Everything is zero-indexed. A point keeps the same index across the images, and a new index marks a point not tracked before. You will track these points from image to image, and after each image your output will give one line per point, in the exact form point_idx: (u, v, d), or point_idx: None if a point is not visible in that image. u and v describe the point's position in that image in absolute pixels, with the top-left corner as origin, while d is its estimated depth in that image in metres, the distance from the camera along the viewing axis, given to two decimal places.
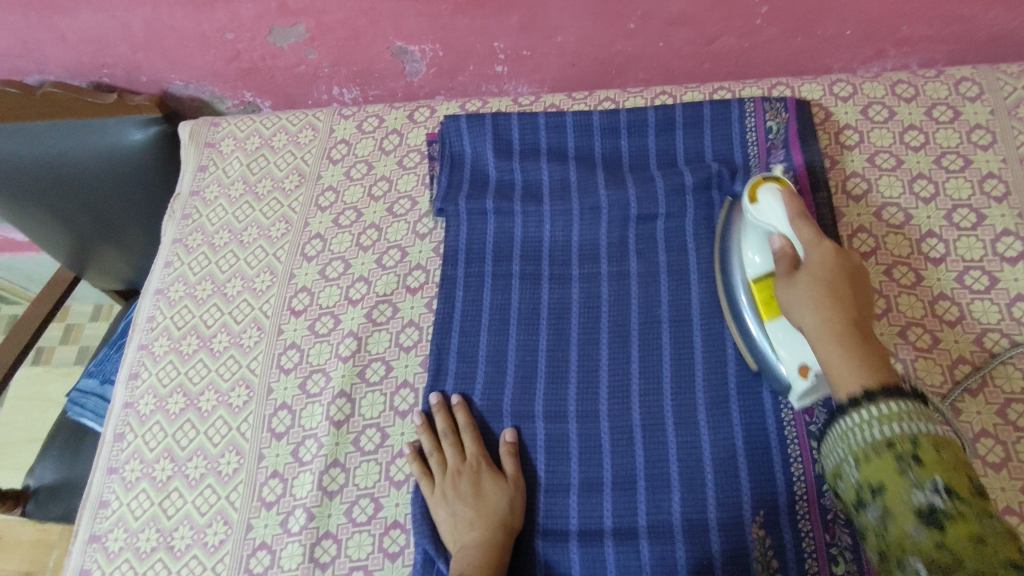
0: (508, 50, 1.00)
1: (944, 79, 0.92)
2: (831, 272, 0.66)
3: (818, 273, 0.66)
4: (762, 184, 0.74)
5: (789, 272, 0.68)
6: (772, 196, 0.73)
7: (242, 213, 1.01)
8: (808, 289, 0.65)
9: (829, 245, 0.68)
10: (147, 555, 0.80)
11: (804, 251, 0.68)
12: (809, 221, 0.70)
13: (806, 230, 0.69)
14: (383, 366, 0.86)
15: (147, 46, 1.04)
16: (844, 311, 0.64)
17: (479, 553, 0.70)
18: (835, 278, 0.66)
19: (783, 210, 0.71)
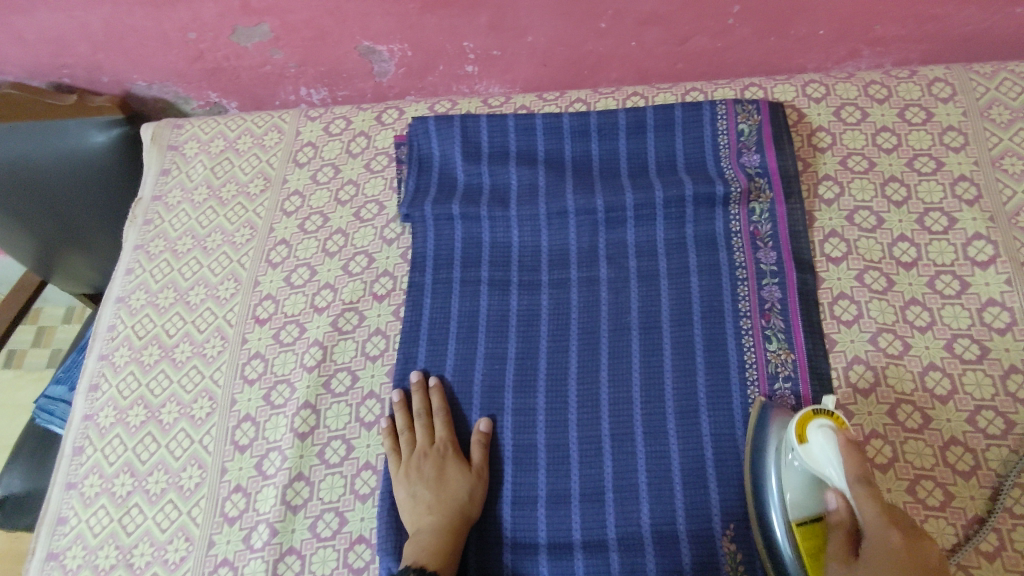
0: (478, 49, 0.98)
1: (917, 80, 0.91)
2: (905, 563, 0.52)
3: (881, 574, 0.52)
4: (813, 419, 0.63)
5: (844, 552, 0.58)
6: (828, 436, 0.61)
7: (206, 218, 0.99)
8: None
9: (898, 534, 0.54)
10: (107, 573, 0.78)
11: (864, 531, 0.56)
12: (869, 485, 0.58)
13: (867, 504, 0.56)
14: (349, 376, 0.84)
15: (107, 46, 1.01)
16: None
17: (435, 539, 0.70)
18: (905, 575, 0.51)
19: (839, 458, 0.60)
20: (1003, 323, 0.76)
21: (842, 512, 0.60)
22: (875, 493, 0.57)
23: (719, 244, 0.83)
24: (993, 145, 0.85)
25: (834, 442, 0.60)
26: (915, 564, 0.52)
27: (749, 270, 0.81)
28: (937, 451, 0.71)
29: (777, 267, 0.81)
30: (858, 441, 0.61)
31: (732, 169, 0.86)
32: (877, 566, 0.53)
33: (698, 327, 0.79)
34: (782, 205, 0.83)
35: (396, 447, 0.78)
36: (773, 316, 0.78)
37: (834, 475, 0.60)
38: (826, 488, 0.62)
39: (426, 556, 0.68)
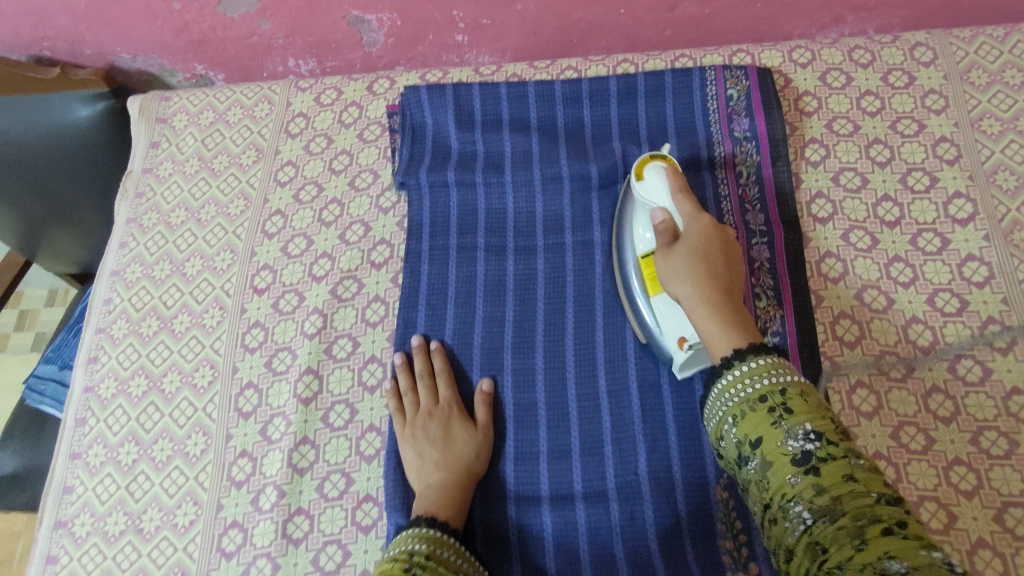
0: (468, 18, 0.98)
1: (899, 45, 0.93)
2: (709, 241, 0.69)
3: (696, 245, 0.68)
4: (649, 162, 0.75)
5: (668, 243, 0.70)
6: (659, 173, 0.74)
7: (199, 190, 0.99)
8: (688, 261, 0.67)
9: (708, 219, 0.70)
10: (117, 539, 0.79)
11: (685, 225, 0.70)
12: (689, 197, 0.72)
13: (685, 205, 0.71)
14: (350, 342, 0.85)
15: (89, 17, 1.00)
16: (717, 282, 0.67)
17: (444, 494, 0.72)
18: (711, 249, 0.68)
19: (667, 188, 0.73)
20: (982, 277, 0.79)
21: (665, 222, 0.71)
22: (692, 198, 0.72)
23: (710, 208, 0.86)
24: (972, 107, 0.88)
25: (666, 172, 0.74)
26: (720, 246, 0.69)
27: (739, 231, 0.84)
28: (919, 399, 0.75)
29: (766, 228, 0.84)
30: (682, 173, 0.75)
31: (722, 134, 0.88)
32: (693, 228, 0.69)
33: None
34: (770, 169, 0.86)
35: (401, 408, 0.79)
36: (762, 275, 0.81)
37: (665, 194, 0.73)
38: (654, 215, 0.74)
39: (435, 508, 0.70)
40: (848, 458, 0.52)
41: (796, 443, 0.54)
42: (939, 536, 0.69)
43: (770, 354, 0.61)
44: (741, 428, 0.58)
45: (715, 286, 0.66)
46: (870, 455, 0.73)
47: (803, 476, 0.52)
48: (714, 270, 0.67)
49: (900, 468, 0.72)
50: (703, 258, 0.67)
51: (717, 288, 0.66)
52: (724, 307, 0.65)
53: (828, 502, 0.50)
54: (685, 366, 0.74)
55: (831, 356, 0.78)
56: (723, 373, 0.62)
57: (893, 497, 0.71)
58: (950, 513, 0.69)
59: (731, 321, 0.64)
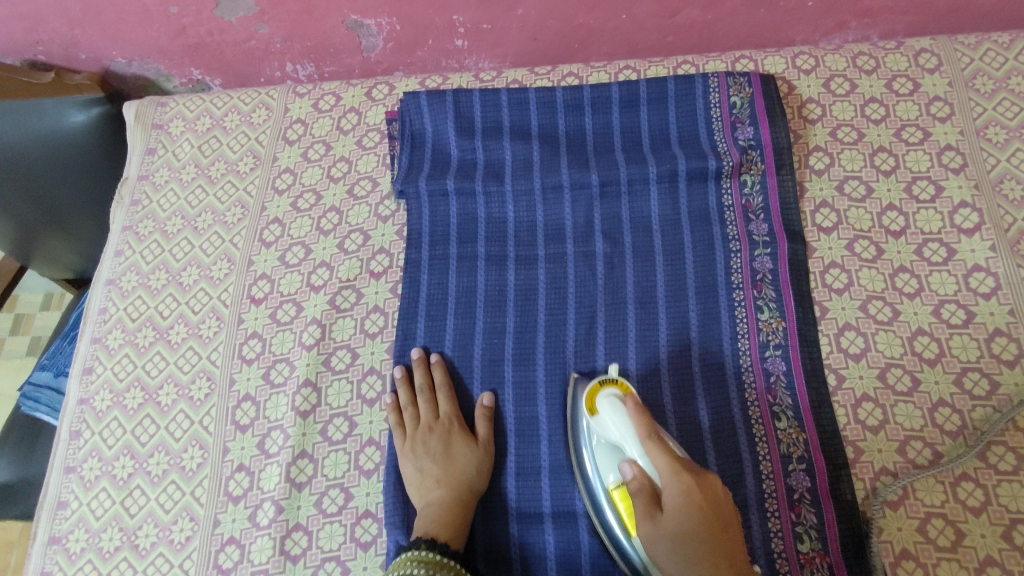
0: (468, 23, 0.97)
1: (904, 51, 0.92)
2: (694, 507, 0.57)
3: (679, 519, 0.57)
4: (603, 398, 0.68)
5: (648, 518, 0.59)
6: (617, 408, 0.66)
7: (195, 198, 0.97)
8: (675, 541, 0.57)
9: (684, 468, 0.59)
10: (112, 555, 0.78)
11: (661, 486, 0.59)
12: (659, 442, 0.62)
13: (658, 456, 0.60)
14: (349, 353, 0.84)
15: (84, 21, 0.98)
16: (715, 561, 0.55)
17: (444, 511, 0.71)
18: (700, 506, 0.57)
19: (629, 425, 0.64)
20: (988, 289, 0.78)
21: (638, 482, 0.61)
22: (664, 441, 0.62)
23: (712, 218, 0.85)
24: (978, 115, 0.87)
25: (623, 408, 0.66)
26: (706, 502, 0.58)
27: (742, 241, 0.83)
28: (926, 413, 0.74)
29: (769, 238, 0.83)
30: (641, 402, 0.67)
31: (726, 142, 0.87)
32: (671, 490, 0.58)
33: (692, 300, 0.81)
34: (773, 178, 0.85)
35: (401, 422, 0.78)
36: (764, 287, 0.81)
37: (639, 456, 0.63)
38: (622, 463, 0.64)
39: (435, 528, 0.69)
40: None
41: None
42: (946, 553, 0.68)
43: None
44: None
45: (716, 569, 0.55)
46: (876, 471, 0.72)
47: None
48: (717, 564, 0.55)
49: (906, 484, 0.71)
50: (691, 539, 0.56)
51: None
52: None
53: None
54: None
55: (836, 369, 0.77)
56: None
57: (900, 513, 0.70)
58: (957, 530, 0.68)
59: None
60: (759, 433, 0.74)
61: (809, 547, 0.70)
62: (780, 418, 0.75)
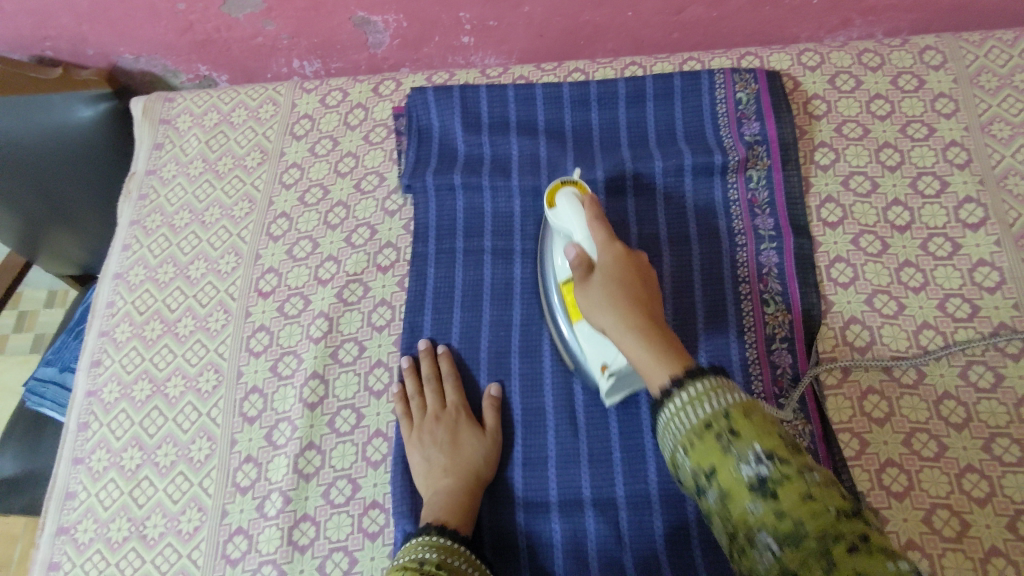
0: (474, 20, 0.97)
1: (909, 49, 0.93)
2: (623, 274, 0.67)
3: (611, 274, 0.67)
4: (560, 189, 0.74)
5: (584, 276, 0.68)
6: (570, 200, 0.73)
7: (203, 193, 0.98)
8: (603, 289, 0.66)
9: (620, 247, 0.69)
10: (120, 545, 0.78)
11: (597, 254, 0.69)
12: (602, 223, 0.71)
13: (598, 233, 0.70)
14: (356, 346, 0.84)
15: (92, 18, 0.99)
16: (636, 305, 0.65)
17: (452, 500, 0.71)
18: (627, 279, 0.67)
19: (578, 213, 0.72)
20: (993, 282, 0.78)
21: (578, 253, 0.70)
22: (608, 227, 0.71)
23: (718, 213, 0.85)
24: (982, 111, 0.88)
25: (576, 203, 0.73)
26: (633, 272, 0.68)
27: (748, 235, 0.84)
28: (931, 405, 0.74)
29: (775, 233, 0.83)
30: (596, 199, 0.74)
31: (732, 137, 0.87)
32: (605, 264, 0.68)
33: (698, 293, 0.82)
34: (779, 173, 0.85)
35: (408, 412, 0.79)
36: (770, 281, 0.81)
37: (581, 233, 0.71)
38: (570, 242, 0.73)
39: (444, 515, 0.69)
40: (802, 470, 0.46)
41: (751, 468, 0.47)
42: (952, 544, 0.68)
43: (710, 374, 0.55)
44: (692, 461, 0.51)
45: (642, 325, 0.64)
46: (882, 462, 0.72)
47: (763, 503, 0.46)
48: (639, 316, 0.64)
49: (912, 475, 0.71)
50: (616, 285, 0.66)
51: (636, 308, 0.64)
52: (648, 334, 0.62)
53: (793, 525, 0.44)
54: (613, 395, 0.74)
55: (842, 362, 0.77)
56: (668, 400, 0.55)
57: (906, 504, 0.70)
58: (963, 521, 0.69)
59: (660, 343, 0.61)
60: None
61: None
62: (786, 410, 0.75)
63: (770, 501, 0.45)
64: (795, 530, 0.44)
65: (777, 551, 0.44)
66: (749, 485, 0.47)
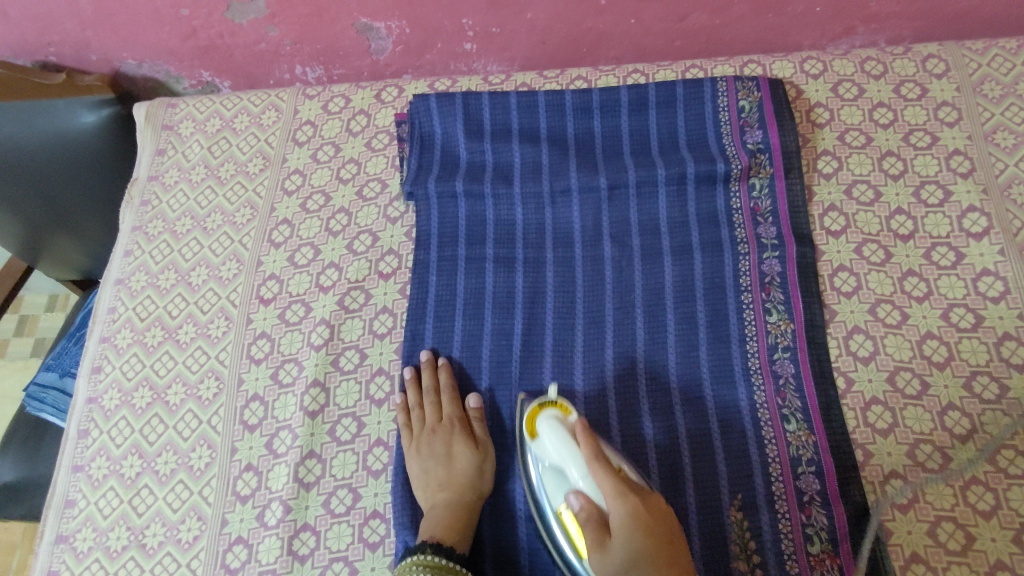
0: (476, 26, 0.97)
1: (912, 56, 0.93)
2: (642, 526, 0.60)
3: (631, 549, 0.59)
4: (543, 417, 0.70)
5: (597, 543, 0.61)
6: (556, 430, 0.68)
7: (205, 199, 0.98)
8: (626, 569, 0.58)
9: (631, 496, 0.61)
10: (119, 554, 0.78)
11: (610, 513, 0.61)
12: (605, 465, 0.63)
13: (604, 481, 0.62)
14: (357, 354, 0.84)
15: (96, 23, 0.99)
16: (663, 564, 0.58)
17: (448, 514, 0.71)
18: (650, 531, 0.60)
19: (571, 451, 0.66)
20: (997, 292, 0.78)
21: (586, 507, 0.63)
22: (607, 464, 0.64)
23: (721, 221, 0.85)
24: (986, 120, 0.87)
25: (560, 430, 0.68)
26: (650, 523, 0.60)
27: (751, 244, 0.83)
28: (935, 416, 0.74)
29: (778, 241, 0.83)
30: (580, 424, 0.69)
31: (734, 146, 0.87)
32: (618, 504, 0.61)
33: (700, 302, 0.81)
34: (782, 182, 0.85)
35: (409, 422, 0.79)
36: (773, 290, 0.81)
37: (581, 481, 0.65)
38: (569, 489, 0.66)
39: (440, 532, 0.69)
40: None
41: None
42: (957, 557, 0.67)
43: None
44: None
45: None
46: (886, 474, 0.72)
47: None
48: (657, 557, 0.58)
49: (916, 487, 0.71)
50: (641, 555, 0.58)
51: (666, 574, 0.58)
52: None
53: None
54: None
55: (845, 372, 0.77)
56: None
57: (910, 516, 0.70)
58: (967, 534, 0.68)
59: None
60: (768, 434, 0.74)
61: (818, 549, 0.70)
62: (789, 421, 0.75)
63: None
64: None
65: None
66: None
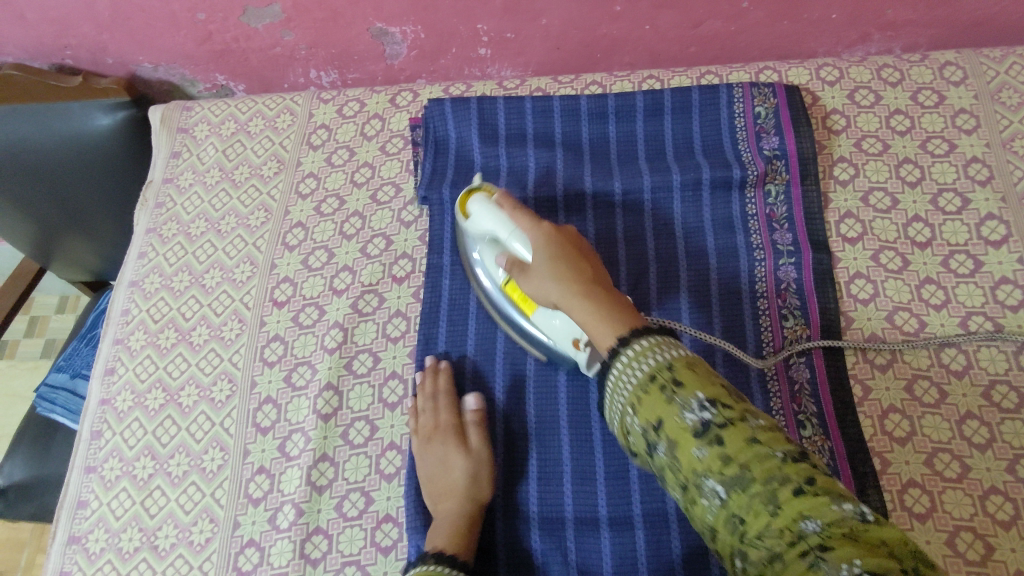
0: (492, 32, 0.97)
1: (929, 64, 0.92)
2: (557, 245, 0.67)
3: (546, 254, 0.67)
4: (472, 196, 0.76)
5: (522, 268, 0.69)
6: (482, 202, 0.74)
7: (219, 201, 0.98)
8: (544, 267, 0.66)
9: (547, 225, 0.69)
10: (131, 555, 0.78)
11: (527, 242, 0.69)
12: (523, 211, 0.71)
13: (523, 219, 0.70)
14: (370, 357, 0.84)
15: (113, 27, 0.99)
16: (577, 271, 0.65)
17: (451, 524, 0.70)
18: (560, 247, 0.67)
19: (495, 212, 0.72)
20: (1015, 301, 0.78)
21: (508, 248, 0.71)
22: (533, 217, 0.71)
23: (736, 227, 0.85)
24: (1004, 128, 0.87)
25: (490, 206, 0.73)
26: (564, 243, 0.68)
27: (767, 250, 0.83)
28: (954, 425, 0.73)
29: (794, 247, 0.82)
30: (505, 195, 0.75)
31: (750, 152, 0.87)
32: (539, 252, 0.67)
33: (715, 307, 0.81)
34: (798, 188, 0.85)
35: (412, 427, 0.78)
36: (789, 296, 0.80)
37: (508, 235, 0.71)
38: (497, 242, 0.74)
39: (442, 542, 0.68)
40: (744, 415, 0.50)
41: (693, 416, 0.51)
42: (976, 568, 0.67)
43: (657, 333, 0.57)
44: (639, 418, 0.54)
45: (587, 283, 0.64)
46: (904, 483, 0.71)
47: (709, 449, 0.49)
48: (583, 278, 0.64)
49: (935, 497, 0.70)
50: (554, 263, 0.66)
51: (579, 279, 0.64)
52: (588, 289, 0.63)
53: (737, 473, 0.48)
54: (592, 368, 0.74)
55: (862, 380, 0.76)
56: (612, 362, 0.58)
57: (928, 526, 0.69)
58: (986, 544, 0.67)
59: (614, 304, 0.62)
60: None
61: None
62: (805, 427, 0.74)
63: (715, 448, 0.49)
64: (740, 474, 0.47)
65: (721, 492, 0.48)
66: (694, 432, 0.50)
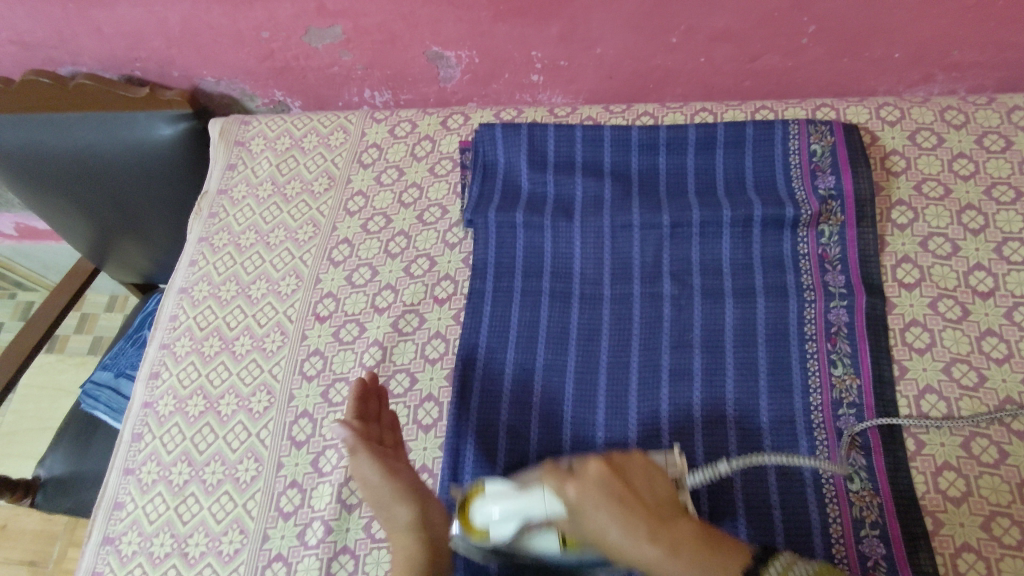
0: (546, 59, 0.98)
1: (996, 107, 0.89)
2: (606, 494, 0.59)
3: (618, 543, 0.58)
4: (470, 508, 0.65)
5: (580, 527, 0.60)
6: (488, 501, 0.64)
7: (270, 214, 1.00)
8: (610, 516, 0.58)
9: (584, 472, 0.61)
10: (161, 561, 0.79)
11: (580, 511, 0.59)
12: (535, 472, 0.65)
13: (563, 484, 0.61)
14: (407, 377, 0.84)
15: (181, 42, 1.03)
16: (646, 517, 0.59)
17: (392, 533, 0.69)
18: (618, 492, 0.60)
19: (506, 505, 0.63)
20: None
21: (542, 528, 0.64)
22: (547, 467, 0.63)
23: (787, 267, 0.82)
24: None
25: (505, 494, 0.64)
26: (616, 490, 0.60)
27: (818, 291, 0.80)
28: (1014, 488, 0.69)
29: (847, 290, 0.80)
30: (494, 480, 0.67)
31: (805, 191, 0.85)
32: (590, 493, 0.59)
33: (762, 347, 0.79)
34: (853, 230, 0.82)
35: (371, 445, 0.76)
36: (839, 340, 0.78)
37: (543, 505, 0.62)
38: (525, 522, 0.63)
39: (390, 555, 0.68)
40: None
41: None
42: None
43: (774, 553, 0.56)
44: None
45: (662, 531, 0.57)
46: (958, 546, 0.67)
47: None
48: (653, 532, 0.57)
49: (992, 564, 0.66)
50: (626, 512, 0.58)
51: (656, 529, 0.58)
52: (676, 548, 0.56)
53: None
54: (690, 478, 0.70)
55: (916, 434, 0.73)
56: None
57: None
58: None
59: (711, 558, 0.55)
60: (829, 493, 0.71)
61: None
62: (852, 480, 0.71)
63: None
64: None
65: None
66: None
